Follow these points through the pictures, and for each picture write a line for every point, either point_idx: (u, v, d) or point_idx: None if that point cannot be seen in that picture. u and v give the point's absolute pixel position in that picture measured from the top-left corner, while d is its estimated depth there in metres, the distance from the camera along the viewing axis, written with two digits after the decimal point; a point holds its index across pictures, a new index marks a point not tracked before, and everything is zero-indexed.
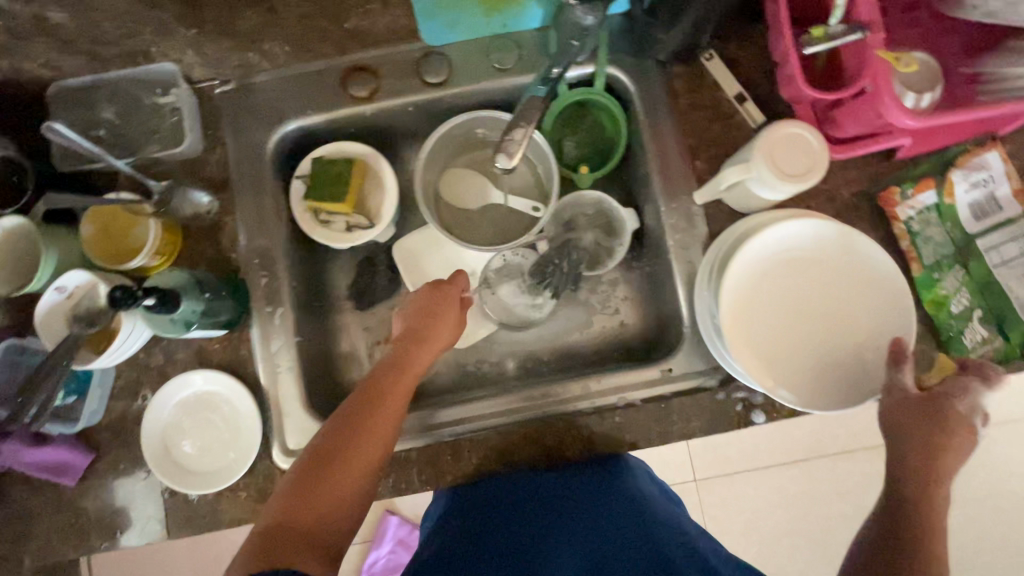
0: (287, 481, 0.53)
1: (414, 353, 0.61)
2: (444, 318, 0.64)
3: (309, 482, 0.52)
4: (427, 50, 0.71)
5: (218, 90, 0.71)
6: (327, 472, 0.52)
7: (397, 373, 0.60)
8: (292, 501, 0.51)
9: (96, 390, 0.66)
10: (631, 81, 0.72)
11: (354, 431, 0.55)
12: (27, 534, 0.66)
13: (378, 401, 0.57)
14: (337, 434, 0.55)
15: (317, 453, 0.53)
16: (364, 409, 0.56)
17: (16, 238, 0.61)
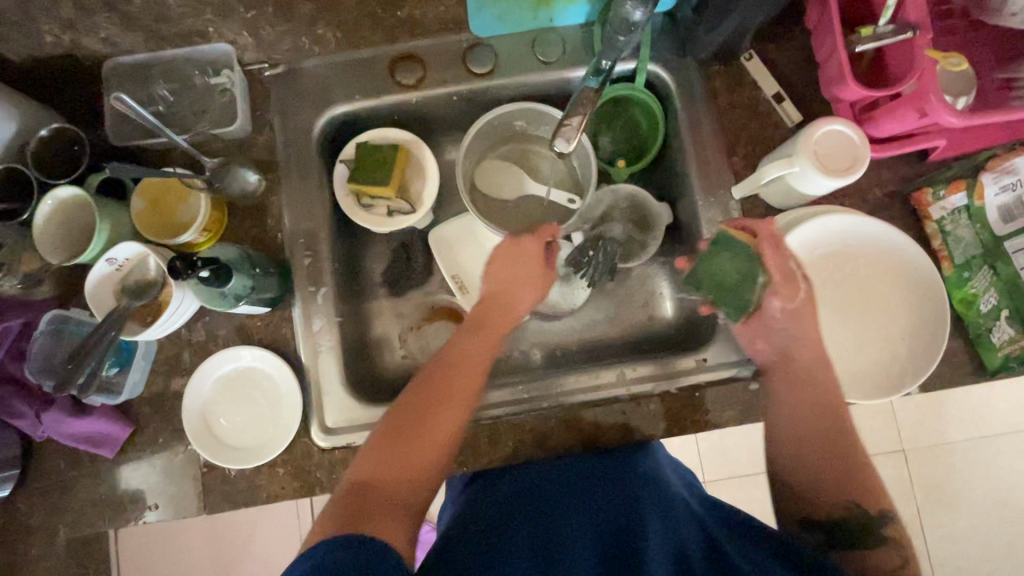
0: (372, 445, 0.55)
1: (485, 335, 0.64)
2: (527, 280, 0.68)
3: (390, 452, 0.54)
4: (475, 42, 0.73)
5: (267, 73, 0.71)
6: (403, 447, 0.54)
7: (465, 353, 0.62)
8: (373, 473, 0.53)
9: (139, 362, 0.67)
10: (672, 78, 0.74)
11: (429, 407, 0.57)
12: (63, 505, 0.67)
13: (451, 377, 0.60)
14: (413, 410, 0.57)
15: (395, 431, 0.55)
16: (439, 385, 0.59)
17: (70, 209, 0.63)
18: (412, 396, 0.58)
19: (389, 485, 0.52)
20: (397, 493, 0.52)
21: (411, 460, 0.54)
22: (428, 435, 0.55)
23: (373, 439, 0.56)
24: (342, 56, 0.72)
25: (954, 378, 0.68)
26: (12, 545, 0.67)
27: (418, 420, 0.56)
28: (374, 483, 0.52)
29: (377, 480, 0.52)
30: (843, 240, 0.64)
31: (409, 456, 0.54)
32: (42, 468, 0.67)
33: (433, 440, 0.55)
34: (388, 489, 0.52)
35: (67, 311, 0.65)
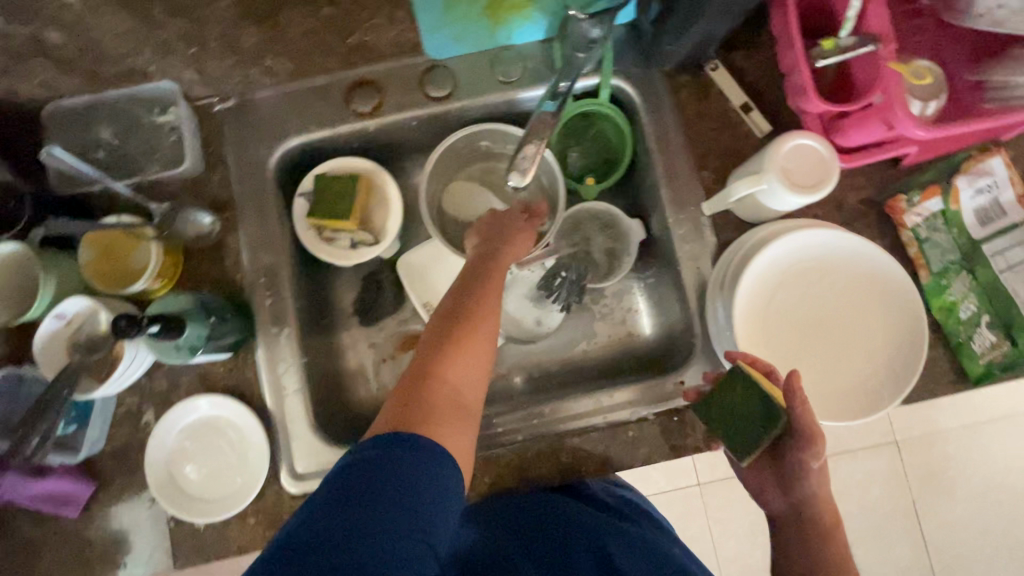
0: (422, 341, 0.51)
1: (515, 245, 0.61)
2: (517, 232, 0.63)
3: (448, 351, 0.49)
4: (431, 64, 0.71)
5: (218, 107, 0.68)
6: (455, 351, 0.49)
7: (502, 256, 0.60)
8: (431, 371, 0.48)
9: (98, 418, 0.64)
10: (637, 92, 0.72)
11: (478, 309, 0.53)
12: (29, 568, 0.65)
13: (485, 281, 0.56)
14: (459, 312, 0.52)
15: (445, 332, 0.51)
16: (479, 288, 0.55)
17: (13, 264, 0.60)
18: (454, 298, 0.54)
19: (455, 383, 0.48)
20: (461, 391, 0.49)
21: (468, 359, 0.50)
22: (482, 338, 0.51)
23: (427, 341, 0.51)
24: (294, 86, 0.69)
25: (937, 388, 0.66)
26: None
27: (468, 318, 0.52)
28: (441, 372, 0.48)
29: (438, 374, 0.48)
30: (816, 255, 0.62)
31: (467, 351, 0.50)
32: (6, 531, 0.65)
33: (484, 329, 0.52)
34: (450, 387, 0.48)
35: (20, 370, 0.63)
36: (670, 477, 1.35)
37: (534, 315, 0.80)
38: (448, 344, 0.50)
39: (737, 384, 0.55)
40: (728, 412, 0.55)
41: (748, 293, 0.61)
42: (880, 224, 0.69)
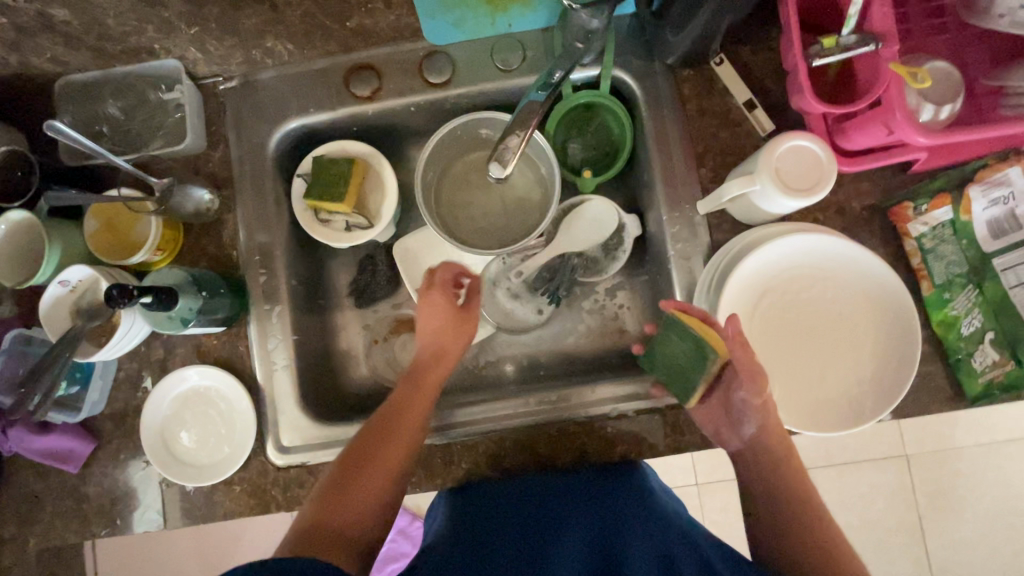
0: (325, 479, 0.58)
1: (445, 353, 0.67)
2: (456, 330, 0.68)
3: (342, 486, 0.56)
4: (431, 50, 0.71)
5: (222, 86, 0.71)
6: (351, 493, 0.56)
7: (427, 378, 0.65)
8: (325, 505, 0.55)
9: (99, 381, 0.67)
10: (638, 84, 0.70)
11: (382, 441, 0.59)
12: (33, 517, 0.69)
13: (408, 402, 0.62)
14: (362, 446, 0.59)
15: (345, 471, 0.57)
16: (396, 414, 0.61)
17: (22, 231, 0.63)
18: (367, 428, 0.60)
19: (349, 512, 0.55)
20: (348, 527, 0.54)
21: (360, 489, 0.56)
22: (378, 469, 0.58)
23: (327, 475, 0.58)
24: (297, 68, 0.71)
25: (931, 404, 0.64)
26: None
27: (371, 454, 0.58)
28: (337, 514, 0.54)
29: (330, 509, 0.55)
30: (809, 260, 0.60)
31: (362, 485, 0.57)
32: (13, 480, 0.69)
33: (382, 466, 0.58)
34: (339, 519, 0.54)
35: (29, 330, 0.67)
36: (667, 475, 1.34)
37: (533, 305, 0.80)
38: (341, 481, 0.57)
39: (672, 332, 0.60)
40: (669, 358, 0.62)
41: (731, 306, 0.60)
42: (883, 232, 0.66)
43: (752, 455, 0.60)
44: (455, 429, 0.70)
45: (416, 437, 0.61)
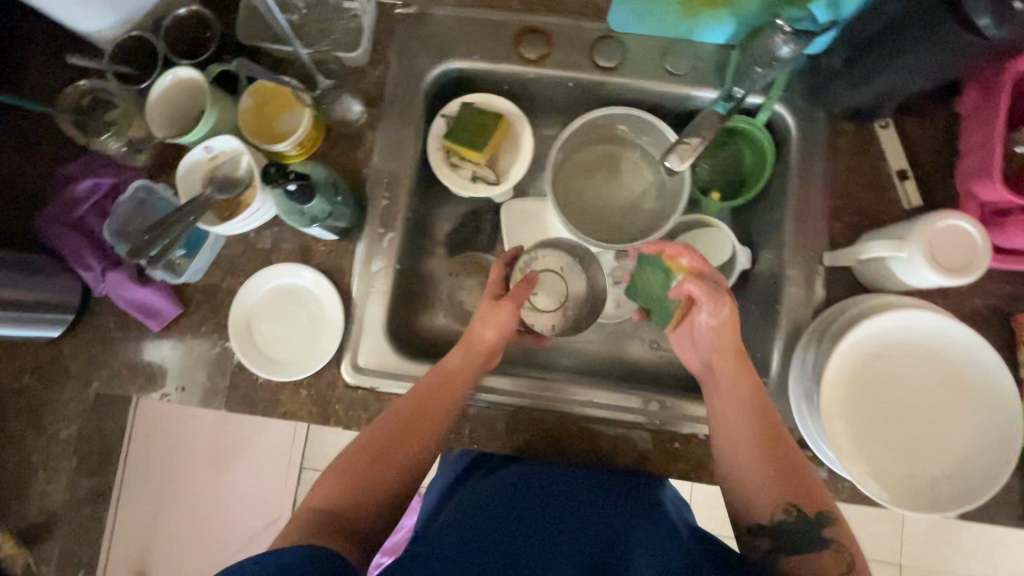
0: (356, 442, 0.58)
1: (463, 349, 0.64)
2: (499, 307, 0.65)
3: (356, 487, 0.55)
4: (607, 33, 0.72)
5: (398, 10, 0.72)
6: (370, 475, 0.56)
7: (465, 373, 0.63)
8: (339, 497, 0.54)
9: (205, 251, 0.69)
10: (796, 124, 0.70)
11: (401, 446, 0.58)
12: (102, 362, 0.70)
13: (425, 409, 0.60)
14: (373, 446, 0.57)
15: (365, 449, 0.57)
16: (421, 404, 0.60)
17: (184, 89, 0.64)
18: (385, 425, 0.59)
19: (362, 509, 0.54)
20: (358, 509, 0.54)
21: (377, 489, 0.55)
22: (395, 472, 0.57)
23: (338, 474, 0.56)
24: (474, 13, 0.72)
25: (998, 515, 0.63)
26: (46, 382, 0.70)
27: (394, 438, 0.58)
28: (349, 501, 0.54)
29: (342, 497, 0.54)
30: (920, 339, 0.60)
31: (376, 484, 0.56)
32: (95, 320, 0.71)
33: (403, 449, 0.58)
34: (353, 507, 0.54)
35: (154, 184, 0.68)
36: None
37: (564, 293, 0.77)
38: (354, 480, 0.55)
39: (653, 266, 0.71)
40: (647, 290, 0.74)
41: (834, 376, 0.59)
42: (998, 336, 0.66)
43: (734, 411, 0.59)
44: (491, 396, 0.69)
45: (437, 435, 0.60)
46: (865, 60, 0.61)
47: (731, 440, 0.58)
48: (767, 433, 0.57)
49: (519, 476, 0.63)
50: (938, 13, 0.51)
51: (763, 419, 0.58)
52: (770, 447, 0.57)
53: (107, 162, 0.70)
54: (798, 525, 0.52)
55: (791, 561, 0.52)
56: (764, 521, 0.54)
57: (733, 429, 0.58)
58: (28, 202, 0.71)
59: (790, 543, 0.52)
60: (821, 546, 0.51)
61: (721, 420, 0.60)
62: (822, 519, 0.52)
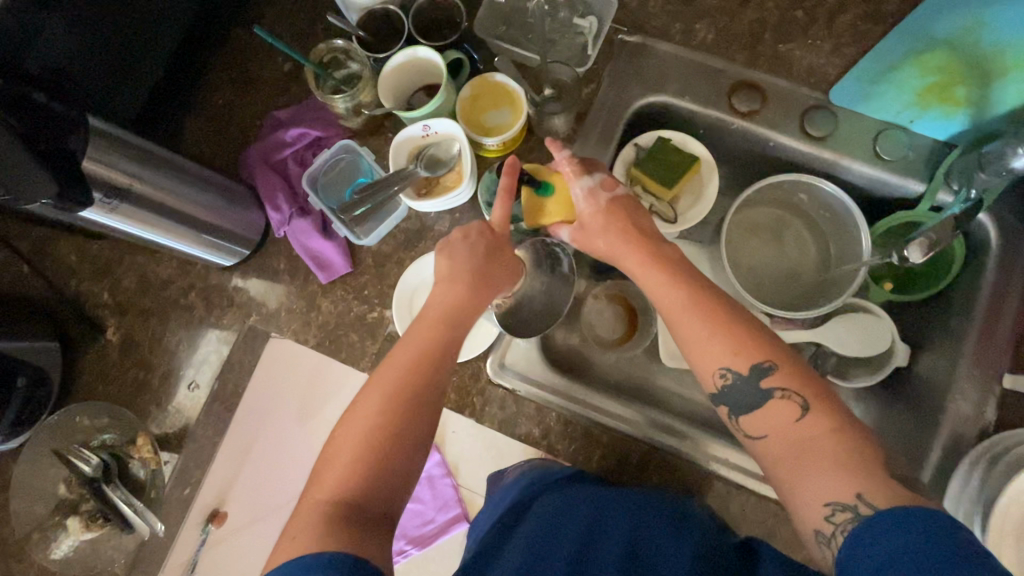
0: (373, 384, 0.52)
1: (458, 286, 0.57)
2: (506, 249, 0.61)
3: (381, 437, 0.49)
4: (821, 103, 0.72)
5: (621, 36, 0.74)
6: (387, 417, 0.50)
7: (489, 264, 0.59)
8: (364, 458, 0.48)
9: (390, 220, 0.71)
10: (1000, 236, 0.68)
11: (407, 421, 0.50)
12: (266, 298, 0.74)
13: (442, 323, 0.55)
14: (371, 431, 0.49)
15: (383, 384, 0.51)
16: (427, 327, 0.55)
17: (418, 67, 0.67)
18: (409, 354, 0.53)
19: (379, 488, 0.48)
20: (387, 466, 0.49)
21: (392, 475, 0.49)
22: (405, 453, 0.49)
23: (343, 451, 0.49)
24: (695, 55, 0.73)
25: None
26: (211, 304, 0.74)
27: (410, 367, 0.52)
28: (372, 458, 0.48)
29: (367, 451, 0.49)
30: None
31: (406, 435, 0.50)
32: (269, 259, 0.74)
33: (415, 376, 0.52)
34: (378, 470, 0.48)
35: (357, 147, 0.71)
36: None
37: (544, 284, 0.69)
38: (380, 433, 0.49)
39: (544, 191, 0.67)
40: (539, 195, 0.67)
41: (1011, 500, 0.57)
42: None
43: (690, 299, 0.55)
44: (510, 374, 0.70)
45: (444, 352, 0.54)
46: None
47: (702, 333, 0.54)
48: (724, 323, 0.54)
49: (560, 499, 0.57)
50: None
51: (687, 303, 0.55)
52: (712, 314, 0.54)
53: (321, 116, 0.74)
54: (740, 383, 0.52)
55: (750, 420, 0.52)
56: (715, 390, 0.54)
57: (687, 317, 0.55)
58: (240, 137, 0.76)
59: (741, 405, 0.53)
60: (767, 399, 0.51)
61: (702, 328, 0.54)
62: (759, 370, 0.52)
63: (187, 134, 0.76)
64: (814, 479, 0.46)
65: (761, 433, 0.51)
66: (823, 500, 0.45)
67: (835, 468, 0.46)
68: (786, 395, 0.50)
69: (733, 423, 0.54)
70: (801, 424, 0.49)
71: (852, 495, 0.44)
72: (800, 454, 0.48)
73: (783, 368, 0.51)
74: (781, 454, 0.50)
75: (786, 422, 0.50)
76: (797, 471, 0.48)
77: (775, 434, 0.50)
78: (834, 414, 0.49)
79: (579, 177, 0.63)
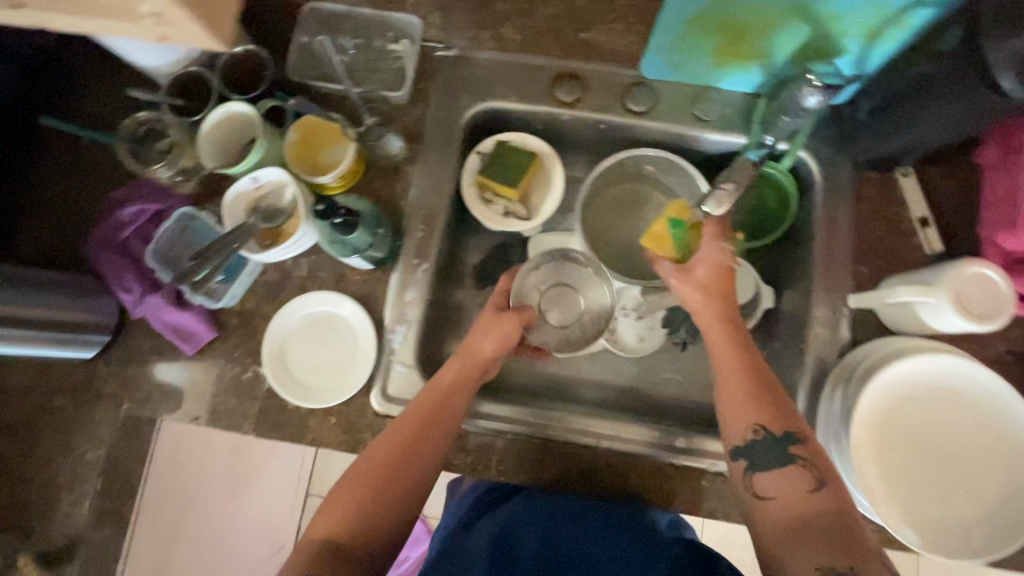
0: (383, 441, 0.59)
1: (461, 377, 0.64)
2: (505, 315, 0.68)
3: (381, 489, 0.56)
4: (638, 80, 0.75)
5: (440, 52, 0.75)
6: (389, 475, 0.57)
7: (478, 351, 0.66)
8: (360, 506, 0.55)
9: (243, 277, 0.70)
10: (820, 169, 0.72)
11: (399, 477, 0.57)
12: (135, 382, 0.71)
13: (445, 402, 0.62)
14: (373, 485, 0.56)
15: (392, 451, 0.58)
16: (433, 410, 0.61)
17: (235, 122, 0.67)
18: (410, 422, 0.60)
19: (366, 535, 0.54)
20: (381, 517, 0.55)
21: (383, 522, 0.55)
22: (399, 498, 0.56)
23: (345, 498, 0.56)
24: (512, 56, 0.75)
25: None
26: (79, 402, 0.71)
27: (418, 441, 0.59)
28: (366, 504, 0.55)
29: (370, 500, 0.55)
30: (956, 386, 0.61)
31: (403, 483, 0.57)
32: (130, 343, 0.72)
33: (423, 450, 0.59)
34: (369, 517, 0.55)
35: (197, 212, 0.70)
36: None
37: (574, 313, 0.76)
38: (381, 484, 0.56)
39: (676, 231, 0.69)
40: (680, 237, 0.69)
41: (863, 416, 0.60)
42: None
43: (748, 379, 0.57)
44: (480, 420, 0.70)
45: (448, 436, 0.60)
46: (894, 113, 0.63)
47: (723, 371, 0.59)
48: (764, 395, 0.56)
49: (513, 512, 0.65)
50: (961, 71, 0.54)
51: (752, 387, 0.57)
52: (765, 396, 0.56)
53: (154, 188, 0.72)
54: (767, 443, 0.54)
55: (762, 481, 0.53)
56: (739, 443, 0.55)
57: (724, 369, 0.59)
58: (77, 224, 0.73)
59: (763, 462, 0.54)
60: (791, 463, 0.53)
61: (733, 388, 0.57)
62: (789, 438, 0.54)
63: (20, 235, 0.73)
64: (805, 549, 0.47)
65: (769, 494, 0.52)
66: (816, 563, 0.46)
67: (827, 546, 0.47)
68: (803, 463, 0.52)
69: (744, 480, 0.54)
70: (815, 496, 0.50)
71: (846, 567, 0.45)
72: (799, 532, 0.49)
73: (807, 442, 0.54)
74: (774, 523, 0.51)
75: (796, 490, 0.51)
76: (787, 543, 0.49)
77: (785, 498, 0.51)
78: (844, 501, 0.50)
79: (717, 237, 0.65)
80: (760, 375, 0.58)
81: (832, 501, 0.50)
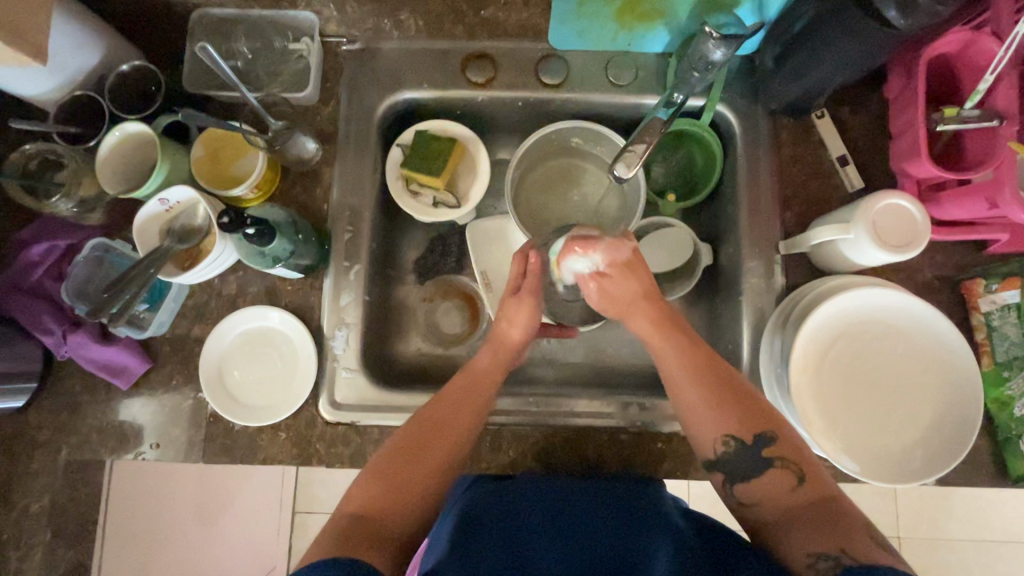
0: (412, 422, 0.58)
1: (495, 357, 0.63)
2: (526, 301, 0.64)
3: (412, 463, 0.55)
4: (549, 52, 0.74)
5: (344, 47, 0.73)
6: (423, 449, 0.56)
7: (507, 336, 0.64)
8: (394, 480, 0.53)
9: (169, 303, 0.68)
10: (738, 122, 0.73)
11: (427, 452, 0.56)
12: (71, 426, 0.69)
13: (478, 385, 0.61)
14: (412, 459, 0.55)
15: (424, 425, 0.57)
16: (462, 391, 0.60)
17: (134, 143, 0.65)
18: (438, 403, 0.59)
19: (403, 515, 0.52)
20: (412, 490, 0.54)
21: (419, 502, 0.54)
22: (435, 474, 0.55)
23: (372, 468, 0.55)
24: (418, 43, 0.74)
25: (973, 477, 0.64)
26: (14, 456, 0.68)
27: (448, 413, 0.58)
28: (403, 477, 0.54)
29: (404, 470, 0.54)
30: (889, 318, 0.62)
31: (441, 457, 0.56)
32: (60, 386, 0.69)
33: (456, 431, 0.57)
34: (405, 493, 0.53)
35: (111, 242, 0.68)
36: None
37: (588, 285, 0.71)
38: (411, 457, 0.55)
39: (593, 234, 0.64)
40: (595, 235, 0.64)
41: (802, 355, 0.60)
42: (951, 305, 0.68)
43: (705, 386, 0.56)
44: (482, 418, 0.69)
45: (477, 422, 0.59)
46: (796, 56, 0.63)
47: (680, 389, 0.57)
48: (722, 399, 0.55)
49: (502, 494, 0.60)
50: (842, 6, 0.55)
51: (708, 402, 0.56)
52: (726, 400, 0.55)
53: (58, 222, 0.68)
54: (738, 451, 0.54)
55: (752, 491, 0.53)
56: (711, 456, 0.55)
57: (685, 394, 0.57)
58: None
59: (737, 471, 0.54)
60: (766, 469, 0.53)
61: (692, 404, 0.56)
62: (759, 441, 0.54)
63: None
64: (799, 538, 0.48)
65: (752, 500, 0.53)
66: (809, 550, 0.46)
67: (818, 530, 0.47)
68: (783, 464, 0.52)
69: (725, 490, 0.55)
70: (796, 492, 0.51)
71: (837, 547, 0.45)
72: (793, 521, 0.49)
73: (779, 439, 0.54)
74: (769, 521, 0.51)
75: (780, 490, 0.52)
76: (784, 533, 0.49)
77: (768, 501, 0.52)
78: (823, 487, 0.51)
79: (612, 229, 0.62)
80: (722, 385, 0.57)
81: (809, 492, 0.51)
